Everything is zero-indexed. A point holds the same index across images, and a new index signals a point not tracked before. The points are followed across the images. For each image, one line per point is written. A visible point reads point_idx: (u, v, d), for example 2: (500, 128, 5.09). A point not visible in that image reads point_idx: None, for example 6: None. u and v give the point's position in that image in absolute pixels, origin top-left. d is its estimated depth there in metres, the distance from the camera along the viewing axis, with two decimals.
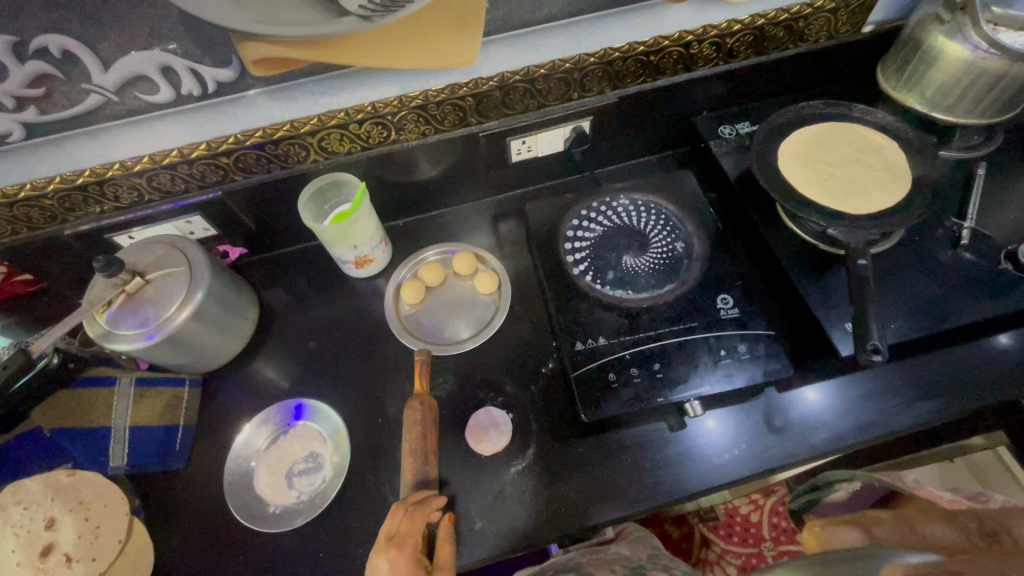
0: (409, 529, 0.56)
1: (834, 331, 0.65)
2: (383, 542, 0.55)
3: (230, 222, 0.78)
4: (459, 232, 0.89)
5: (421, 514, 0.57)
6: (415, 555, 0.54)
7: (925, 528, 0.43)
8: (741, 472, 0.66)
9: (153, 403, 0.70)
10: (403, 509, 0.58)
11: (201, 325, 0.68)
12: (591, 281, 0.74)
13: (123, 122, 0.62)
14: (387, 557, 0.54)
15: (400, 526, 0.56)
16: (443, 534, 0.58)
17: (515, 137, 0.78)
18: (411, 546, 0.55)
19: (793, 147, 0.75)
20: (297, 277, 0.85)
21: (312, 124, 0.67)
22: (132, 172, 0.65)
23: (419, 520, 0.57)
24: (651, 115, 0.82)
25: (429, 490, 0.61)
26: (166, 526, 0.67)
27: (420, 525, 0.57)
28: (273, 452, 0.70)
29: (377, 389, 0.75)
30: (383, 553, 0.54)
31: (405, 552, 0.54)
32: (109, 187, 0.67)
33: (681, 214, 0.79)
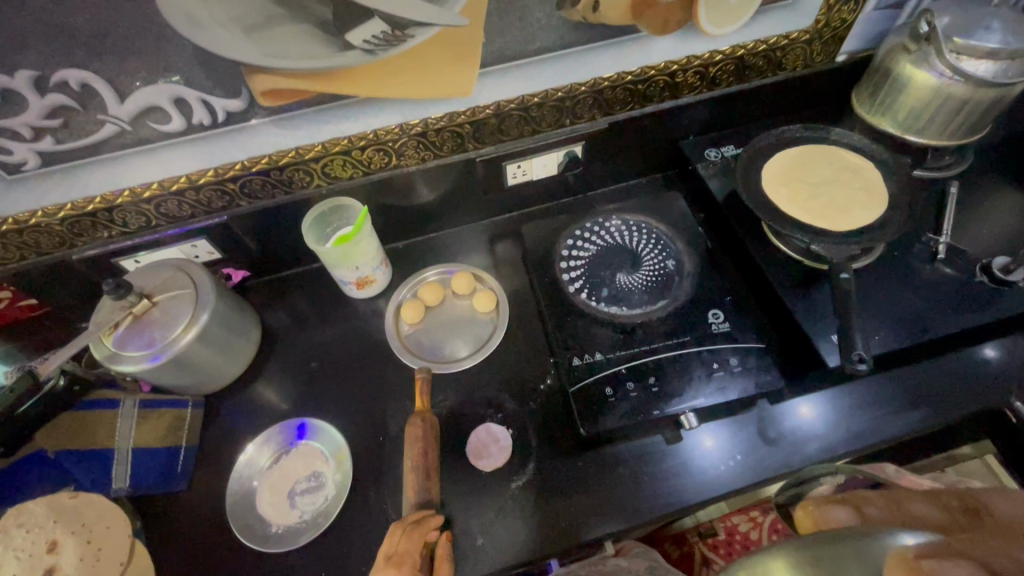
0: (408, 547, 0.57)
1: (821, 343, 0.68)
2: (382, 562, 0.56)
3: (235, 246, 0.80)
4: (457, 253, 0.91)
5: (418, 533, 0.58)
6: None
7: (912, 506, 0.42)
8: (737, 482, 0.68)
9: (157, 425, 0.70)
10: (401, 527, 0.59)
11: (205, 347, 0.70)
12: (587, 298, 0.76)
13: (134, 151, 0.64)
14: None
15: (398, 545, 0.57)
16: (440, 551, 0.59)
17: (511, 162, 0.82)
18: (410, 564, 0.55)
19: (774, 168, 0.79)
20: (298, 299, 0.87)
21: (316, 151, 0.71)
22: (141, 198, 0.68)
23: (416, 538, 0.58)
24: (640, 139, 0.86)
25: (428, 509, 0.62)
26: (166, 548, 0.67)
27: (418, 544, 0.58)
28: (275, 472, 0.70)
29: (379, 408, 0.76)
30: (383, 573, 0.55)
31: (404, 569, 0.55)
32: (118, 213, 0.69)
33: (671, 233, 0.82)
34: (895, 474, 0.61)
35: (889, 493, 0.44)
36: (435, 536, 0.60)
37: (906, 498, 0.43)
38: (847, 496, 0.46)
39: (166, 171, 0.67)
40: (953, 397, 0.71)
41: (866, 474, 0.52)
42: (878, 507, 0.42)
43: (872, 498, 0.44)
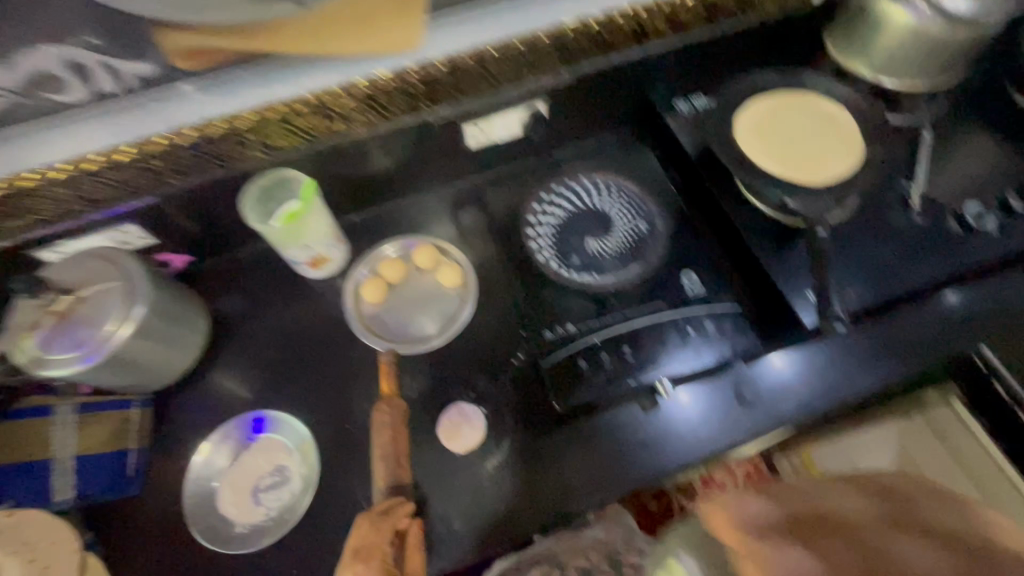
0: (375, 540, 0.56)
1: (796, 301, 0.66)
2: (350, 557, 0.55)
3: (171, 228, 0.71)
4: (419, 224, 0.85)
5: (386, 527, 0.56)
6: (384, 566, 0.55)
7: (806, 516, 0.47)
8: (713, 446, 0.68)
9: (101, 430, 0.65)
10: (369, 520, 0.57)
11: (146, 342, 0.64)
12: (557, 267, 0.72)
13: (47, 123, 0.60)
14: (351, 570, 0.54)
15: (365, 538, 0.56)
16: (412, 539, 0.58)
17: (468, 122, 0.74)
18: (379, 559, 0.55)
19: (748, 118, 0.74)
20: (249, 282, 0.80)
21: (250, 121, 0.64)
22: (58, 180, 0.62)
23: (385, 532, 0.56)
24: (610, 92, 0.79)
25: (400, 497, 0.60)
26: (125, 555, 0.64)
27: (388, 536, 0.57)
28: (236, 469, 0.66)
29: (344, 395, 0.72)
30: (350, 568, 0.54)
31: (371, 564, 0.54)
32: (31, 199, 0.63)
33: (642, 193, 0.78)
34: None
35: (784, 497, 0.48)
36: (406, 524, 0.58)
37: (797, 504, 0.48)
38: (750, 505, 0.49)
39: (83, 147, 0.61)
40: (921, 348, 0.72)
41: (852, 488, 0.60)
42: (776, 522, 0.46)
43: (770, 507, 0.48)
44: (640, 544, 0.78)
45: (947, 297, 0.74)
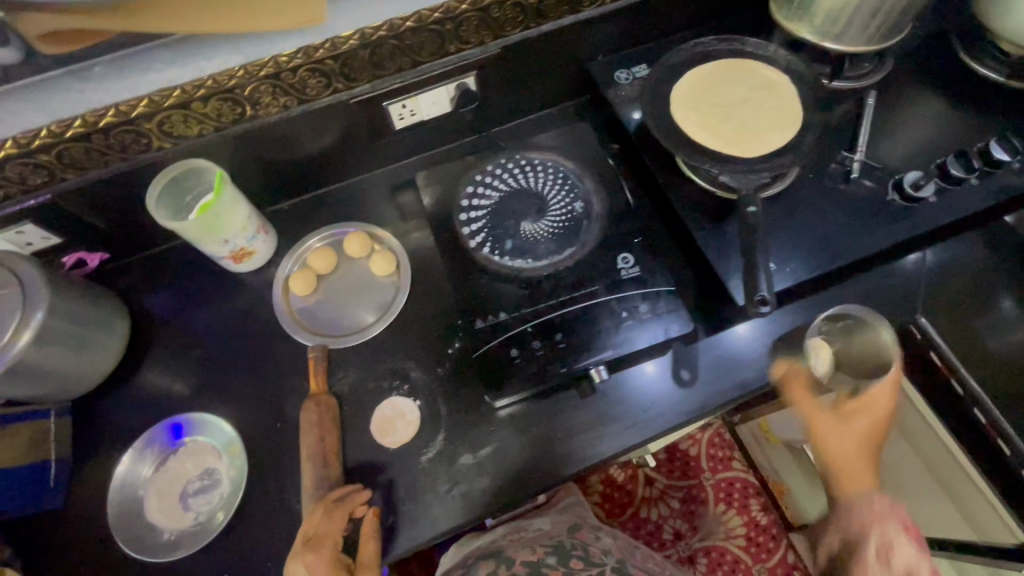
0: (329, 528, 0.55)
1: (730, 281, 0.64)
2: (302, 545, 0.54)
3: (77, 226, 0.68)
4: (351, 209, 0.81)
5: (341, 513, 0.56)
6: (335, 554, 0.54)
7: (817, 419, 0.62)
8: (650, 430, 0.66)
9: (13, 442, 0.62)
10: (323, 506, 0.57)
11: (52, 349, 0.60)
12: (489, 253, 0.69)
13: None
14: (302, 560, 0.53)
15: (318, 526, 0.55)
16: (366, 529, 0.57)
17: (392, 101, 0.71)
18: (330, 546, 0.54)
19: (684, 88, 0.71)
20: (172, 278, 0.77)
21: (144, 108, 0.57)
22: None
23: (337, 519, 0.56)
24: (545, 61, 0.75)
25: (351, 485, 0.61)
26: (51, 567, 0.62)
27: (340, 523, 0.56)
28: (162, 476, 0.65)
29: (275, 393, 0.69)
30: (300, 556, 0.53)
31: (322, 554, 0.53)
32: None
33: (579, 171, 0.75)
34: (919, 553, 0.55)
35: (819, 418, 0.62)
36: (361, 513, 0.59)
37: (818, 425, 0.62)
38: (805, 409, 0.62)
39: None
40: None
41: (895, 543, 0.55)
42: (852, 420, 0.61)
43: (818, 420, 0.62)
44: (588, 531, 0.75)
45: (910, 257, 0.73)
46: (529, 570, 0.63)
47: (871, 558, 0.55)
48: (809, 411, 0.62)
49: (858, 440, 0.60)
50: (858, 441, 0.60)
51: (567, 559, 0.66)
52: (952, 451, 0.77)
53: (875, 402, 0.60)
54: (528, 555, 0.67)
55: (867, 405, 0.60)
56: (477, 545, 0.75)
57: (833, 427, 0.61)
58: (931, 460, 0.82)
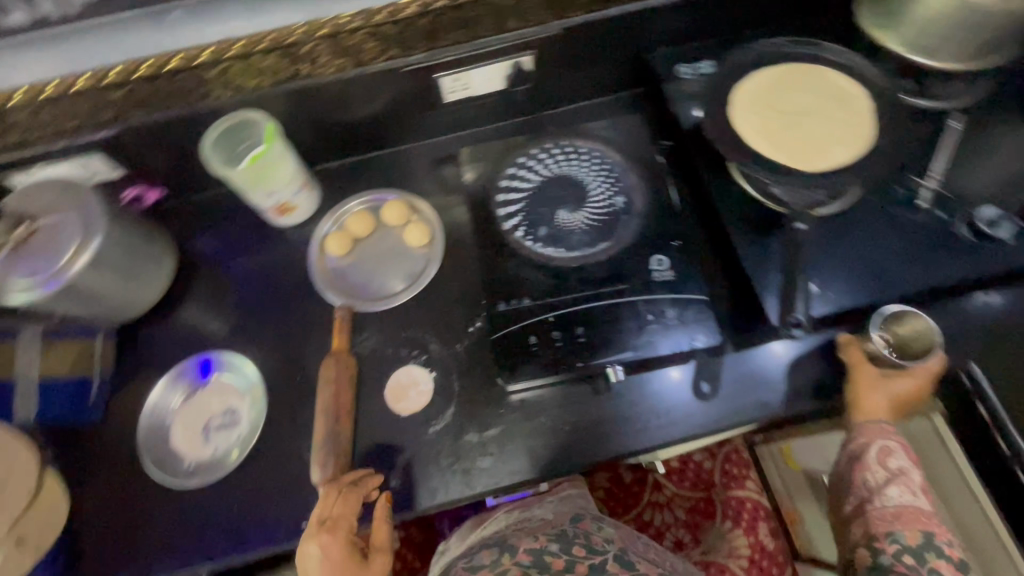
0: (343, 511, 0.57)
1: (766, 299, 0.62)
2: (315, 527, 0.56)
3: (139, 163, 0.72)
4: (394, 177, 0.82)
5: (355, 496, 0.58)
6: (349, 537, 0.56)
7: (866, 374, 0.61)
8: (660, 438, 0.64)
9: (64, 355, 0.68)
10: (337, 489, 0.58)
11: (104, 274, 0.65)
12: (522, 237, 0.69)
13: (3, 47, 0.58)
14: (318, 541, 0.55)
15: (332, 509, 0.57)
16: (378, 515, 0.59)
17: (445, 73, 0.70)
18: (344, 529, 0.56)
19: (748, 90, 0.67)
20: (220, 223, 0.80)
21: (206, 58, 0.63)
22: (25, 101, 0.62)
23: (352, 502, 0.58)
24: (605, 48, 0.73)
25: (366, 470, 0.62)
26: (83, 475, 0.67)
27: (354, 506, 0.58)
28: (190, 408, 0.69)
29: (299, 346, 0.72)
30: (314, 537, 0.55)
31: (338, 536, 0.55)
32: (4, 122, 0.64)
33: (625, 165, 0.73)
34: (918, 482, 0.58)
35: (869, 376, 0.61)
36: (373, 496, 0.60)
37: (865, 380, 0.61)
38: (856, 364, 0.61)
39: (42, 73, 0.61)
40: None
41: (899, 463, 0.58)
42: (896, 381, 0.60)
43: (866, 376, 0.61)
44: (591, 522, 0.72)
45: (986, 296, 0.66)
46: (531, 559, 0.62)
47: (870, 462, 0.59)
48: (853, 360, 0.61)
49: (896, 398, 0.60)
50: (893, 397, 0.61)
51: (571, 546, 0.65)
52: (1005, 544, 0.68)
53: (922, 369, 0.60)
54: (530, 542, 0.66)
55: (916, 372, 0.60)
56: (483, 535, 0.74)
57: (880, 387, 0.60)
58: (981, 552, 0.72)
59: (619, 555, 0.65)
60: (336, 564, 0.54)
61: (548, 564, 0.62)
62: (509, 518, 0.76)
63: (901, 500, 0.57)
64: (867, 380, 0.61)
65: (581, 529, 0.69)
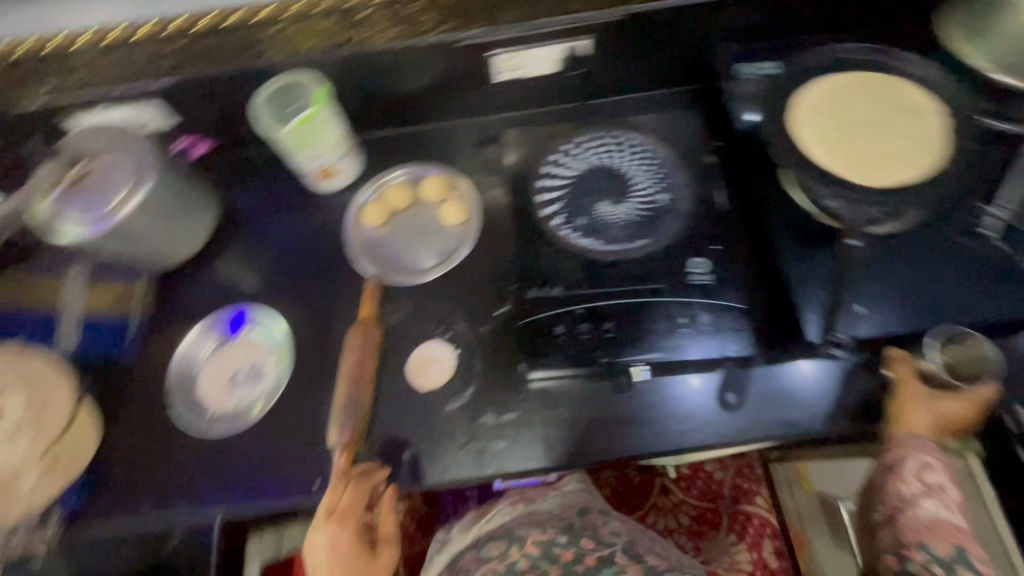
0: (352, 504, 0.59)
1: (806, 313, 0.62)
2: (325, 517, 0.58)
3: (192, 115, 0.73)
4: (437, 151, 0.81)
5: (363, 490, 0.60)
6: (358, 528, 0.59)
7: (915, 388, 0.58)
8: (679, 443, 0.63)
9: (108, 293, 0.73)
10: (346, 481, 0.60)
11: (151, 220, 0.67)
12: (559, 225, 0.68)
13: None
14: (328, 531, 0.57)
15: (342, 501, 0.58)
16: (385, 506, 0.61)
17: (500, 51, 0.68)
18: (352, 522, 0.58)
19: (812, 97, 0.64)
20: (263, 181, 0.81)
21: (266, 14, 0.65)
22: (94, 45, 0.65)
23: (361, 495, 0.60)
24: (664, 39, 0.71)
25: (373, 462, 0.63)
26: (112, 410, 0.70)
27: (362, 497, 0.60)
28: (218, 358, 0.71)
29: (328, 310, 0.73)
30: (325, 527, 0.57)
31: (347, 529, 0.58)
32: (71, 65, 0.66)
33: (674, 162, 0.71)
34: (954, 501, 0.53)
35: (919, 391, 0.58)
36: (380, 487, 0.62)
37: (914, 395, 0.58)
38: (906, 377, 0.58)
39: (113, 18, 0.63)
40: None
41: (938, 479, 0.53)
42: (945, 401, 0.58)
43: (915, 390, 0.58)
44: (598, 515, 0.70)
45: None
46: (540, 551, 0.63)
47: (906, 472, 0.54)
48: (902, 376, 0.59)
49: (942, 418, 0.57)
50: (941, 419, 0.58)
51: (578, 539, 0.65)
52: None
53: (972, 394, 0.58)
54: (538, 534, 0.66)
55: (967, 395, 0.58)
56: (487, 528, 0.73)
57: (928, 403, 0.57)
58: None
59: (626, 548, 0.66)
60: (344, 555, 0.57)
61: (557, 556, 0.63)
62: (514, 511, 0.74)
63: (935, 513, 0.52)
64: (915, 394, 0.58)
65: (588, 522, 0.68)
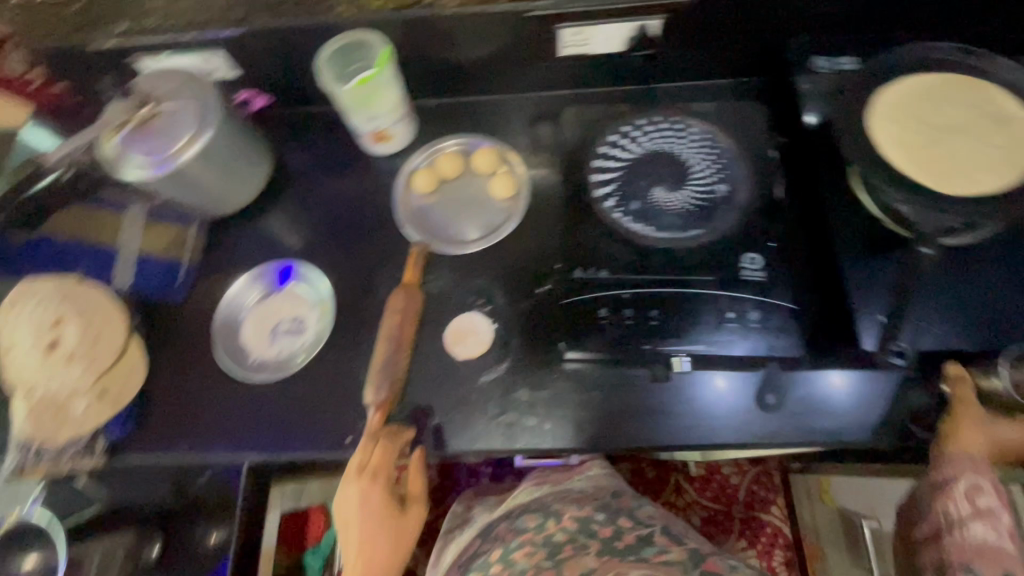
0: (382, 461, 0.61)
1: (862, 320, 0.60)
2: (357, 472, 0.60)
3: (254, 67, 0.74)
4: (490, 123, 0.80)
5: (393, 449, 0.61)
6: (388, 487, 0.60)
7: (975, 409, 0.55)
8: (714, 438, 0.62)
9: (162, 235, 0.75)
10: (377, 440, 0.61)
11: (209, 167, 0.68)
12: (611, 208, 0.67)
13: None
14: (359, 485, 0.60)
15: (374, 459, 0.60)
16: (414, 467, 0.62)
17: (568, 25, 0.67)
18: (383, 478, 0.60)
19: (893, 96, 0.61)
20: (317, 139, 0.82)
21: None
22: None
23: (391, 453, 0.61)
24: (738, 24, 0.68)
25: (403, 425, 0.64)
26: (159, 350, 0.73)
27: (392, 456, 0.61)
28: (264, 307, 0.73)
29: (371, 272, 0.74)
30: (356, 482, 0.60)
31: (376, 484, 0.60)
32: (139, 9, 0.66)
33: (735, 153, 0.69)
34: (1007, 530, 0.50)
35: (979, 413, 0.55)
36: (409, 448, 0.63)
37: (973, 416, 0.55)
38: (966, 398, 0.56)
39: None
40: None
41: (992, 505, 0.51)
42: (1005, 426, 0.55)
43: (975, 412, 0.55)
44: (631, 499, 0.71)
45: None
46: (576, 526, 0.63)
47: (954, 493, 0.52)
48: (962, 396, 0.56)
49: (1000, 444, 0.55)
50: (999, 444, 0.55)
51: (617, 517, 0.65)
52: None
53: None
54: (574, 510, 0.66)
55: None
56: (517, 501, 0.73)
57: (987, 426, 0.55)
58: None
59: (667, 528, 0.64)
60: (373, 508, 0.59)
61: (595, 530, 0.62)
62: (541, 489, 0.74)
63: (983, 539, 0.50)
64: (975, 415, 0.55)
65: (623, 504, 0.68)
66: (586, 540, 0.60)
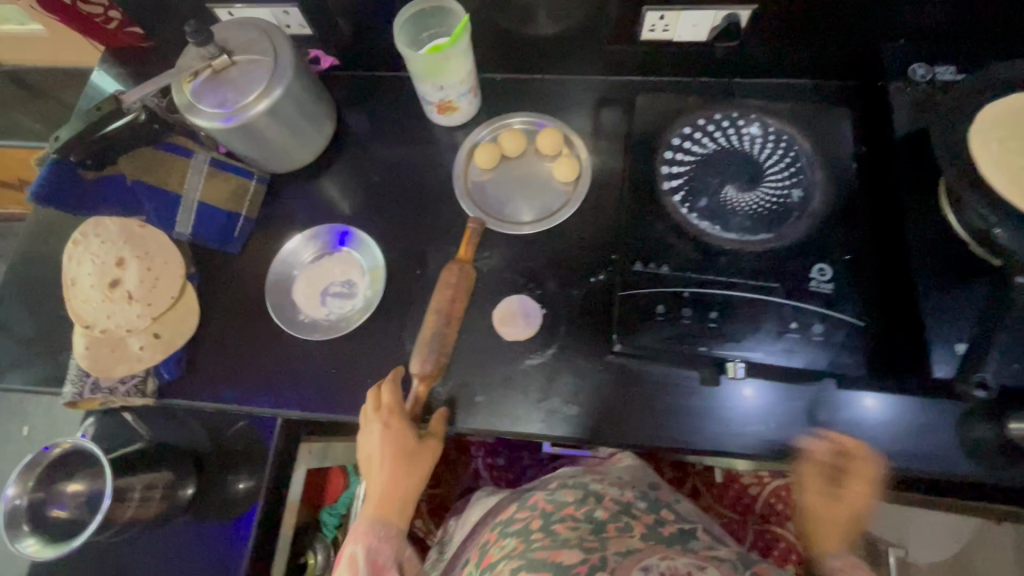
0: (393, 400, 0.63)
1: (935, 346, 0.56)
2: (371, 413, 0.62)
3: (328, 25, 0.73)
4: (556, 103, 0.78)
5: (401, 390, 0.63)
6: (405, 421, 0.61)
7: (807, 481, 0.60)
8: (759, 448, 0.61)
9: (222, 187, 0.74)
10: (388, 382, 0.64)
11: (277, 122, 0.68)
12: (679, 202, 0.65)
13: None
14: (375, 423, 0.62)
15: (386, 400, 0.63)
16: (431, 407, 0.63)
17: (654, 9, 0.64)
18: (398, 414, 0.62)
19: (1005, 107, 0.56)
20: (379, 104, 0.81)
21: None
22: None
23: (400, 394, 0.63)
24: (833, 22, 0.65)
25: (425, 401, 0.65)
26: (210, 299, 0.74)
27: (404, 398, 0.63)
28: (316, 268, 0.74)
29: (424, 243, 0.73)
30: (371, 420, 0.62)
31: (393, 419, 0.61)
32: None
33: (814, 158, 0.66)
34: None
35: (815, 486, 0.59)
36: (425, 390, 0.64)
37: (809, 491, 0.60)
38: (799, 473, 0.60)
39: None
40: None
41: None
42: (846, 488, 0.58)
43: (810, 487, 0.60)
44: (668, 493, 0.71)
45: None
46: (618, 507, 0.62)
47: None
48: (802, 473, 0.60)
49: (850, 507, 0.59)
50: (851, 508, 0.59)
51: (657, 509, 0.65)
52: None
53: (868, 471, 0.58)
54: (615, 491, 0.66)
55: (860, 472, 0.58)
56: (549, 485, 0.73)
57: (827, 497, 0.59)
58: None
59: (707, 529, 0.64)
60: (393, 441, 0.60)
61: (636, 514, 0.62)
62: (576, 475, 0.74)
63: None
64: (811, 489, 0.59)
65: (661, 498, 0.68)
66: (630, 521, 0.60)
